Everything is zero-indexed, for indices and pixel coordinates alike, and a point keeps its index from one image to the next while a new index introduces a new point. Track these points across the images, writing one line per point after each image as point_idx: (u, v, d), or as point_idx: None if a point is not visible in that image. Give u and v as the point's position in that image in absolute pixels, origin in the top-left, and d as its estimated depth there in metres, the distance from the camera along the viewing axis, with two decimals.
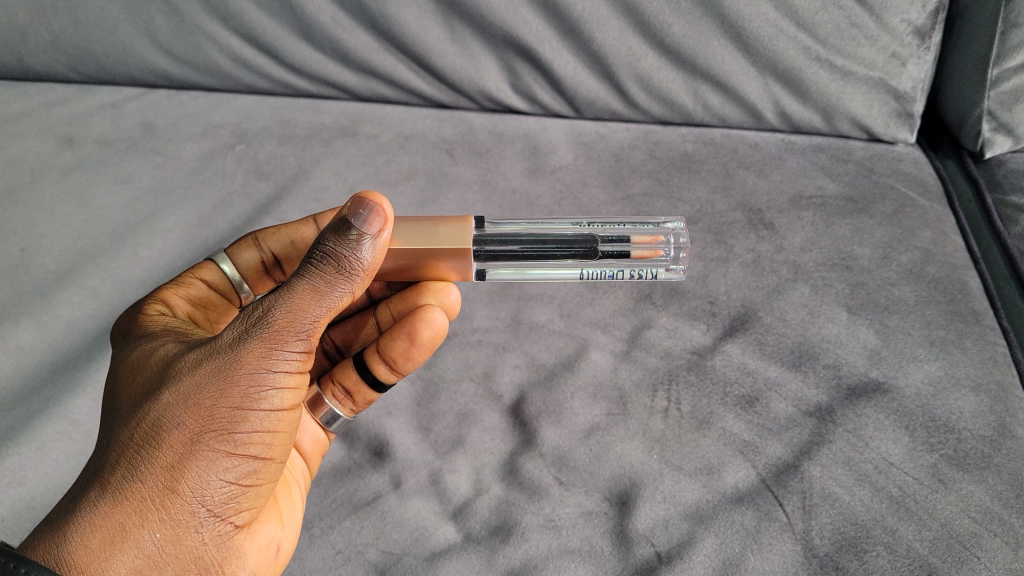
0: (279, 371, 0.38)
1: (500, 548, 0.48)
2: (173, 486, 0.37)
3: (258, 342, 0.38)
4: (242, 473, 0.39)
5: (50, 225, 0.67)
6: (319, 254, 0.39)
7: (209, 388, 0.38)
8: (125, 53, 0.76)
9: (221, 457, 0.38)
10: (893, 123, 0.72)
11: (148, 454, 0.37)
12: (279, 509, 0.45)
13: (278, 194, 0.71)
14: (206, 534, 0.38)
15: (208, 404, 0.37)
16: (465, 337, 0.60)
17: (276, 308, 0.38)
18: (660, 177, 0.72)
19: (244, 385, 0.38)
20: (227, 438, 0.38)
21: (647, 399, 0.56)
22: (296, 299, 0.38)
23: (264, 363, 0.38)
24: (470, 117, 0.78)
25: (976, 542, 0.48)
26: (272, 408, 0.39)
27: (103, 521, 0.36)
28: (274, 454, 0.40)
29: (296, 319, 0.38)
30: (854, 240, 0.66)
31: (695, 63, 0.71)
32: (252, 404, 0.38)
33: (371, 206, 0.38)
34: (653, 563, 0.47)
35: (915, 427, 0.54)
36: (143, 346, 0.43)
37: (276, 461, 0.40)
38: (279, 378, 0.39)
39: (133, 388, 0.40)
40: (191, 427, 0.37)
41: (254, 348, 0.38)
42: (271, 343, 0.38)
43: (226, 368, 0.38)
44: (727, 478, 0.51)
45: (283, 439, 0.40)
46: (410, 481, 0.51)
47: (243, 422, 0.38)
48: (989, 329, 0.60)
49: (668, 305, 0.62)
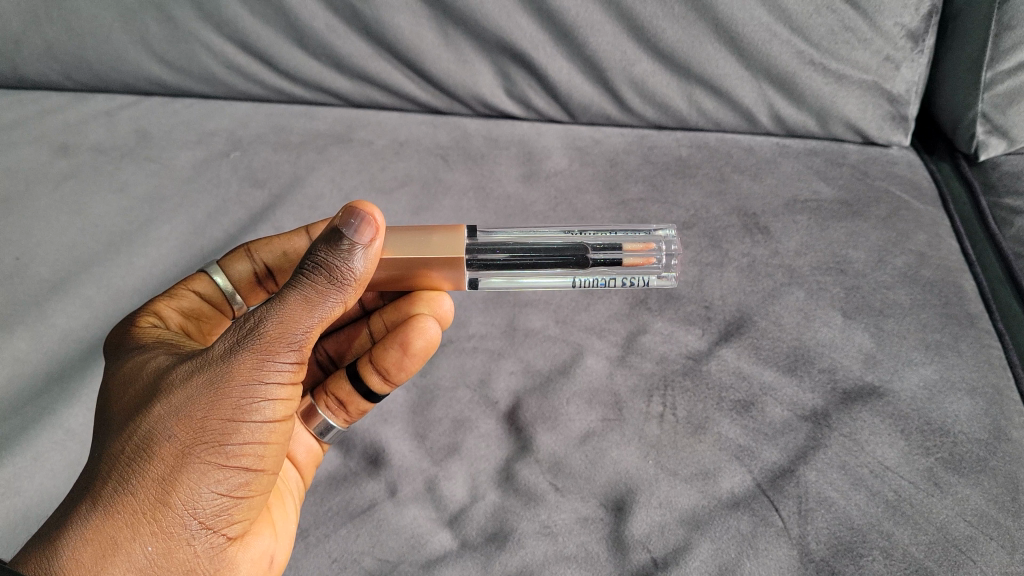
0: (270, 382, 0.38)
1: (496, 554, 0.48)
2: (164, 499, 0.37)
3: (249, 354, 0.38)
4: (234, 485, 0.39)
5: (46, 234, 0.68)
6: (311, 264, 0.38)
7: (200, 400, 0.38)
8: (120, 60, 0.76)
9: (213, 470, 0.38)
10: (887, 126, 0.73)
11: (139, 467, 0.37)
12: (273, 521, 0.45)
13: (273, 202, 0.71)
14: (199, 547, 0.39)
15: (199, 417, 0.37)
16: (461, 344, 0.60)
17: (268, 319, 0.38)
18: (655, 182, 0.72)
19: (235, 397, 0.38)
20: (219, 450, 0.38)
21: (642, 404, 0.56)
22: (287, 310, 0.38)
23: (256, 375, 0.38)
24: (465, 123, 0.78)
25: (973, 545, 0.48)
26: (264, 420, 0.39)
27: (94, 534, 0.36)
28: (266, 466, 0.40)
29: (288, 330, 0.38)
30: (849, 244, 0.66)
31: (688, 67, 0.71)
32: (244, 416, 0.38)
33: (363, 216, 0.38)
34: (650, 568, 0.47)
35: (910, 431, 0.54)
36: (136, 358, 0.43)
37: (269, 472, 0.40)
38: (270, 389, 0.39)
39: (126, 400, 0.40)
40: (183, 439, 0.37)
41: (245, 360, 0.38)
42: (262, 354, 0.38)
43: (218, 379, 0.38)
44: (723, 483, 0.51)
45: (276, 451, 0.40)
46: (405, 489, 0.51)
47: (234, 434, 0.38)
48: (984, 332, 0.60)
49: (663, 310, 0.62)
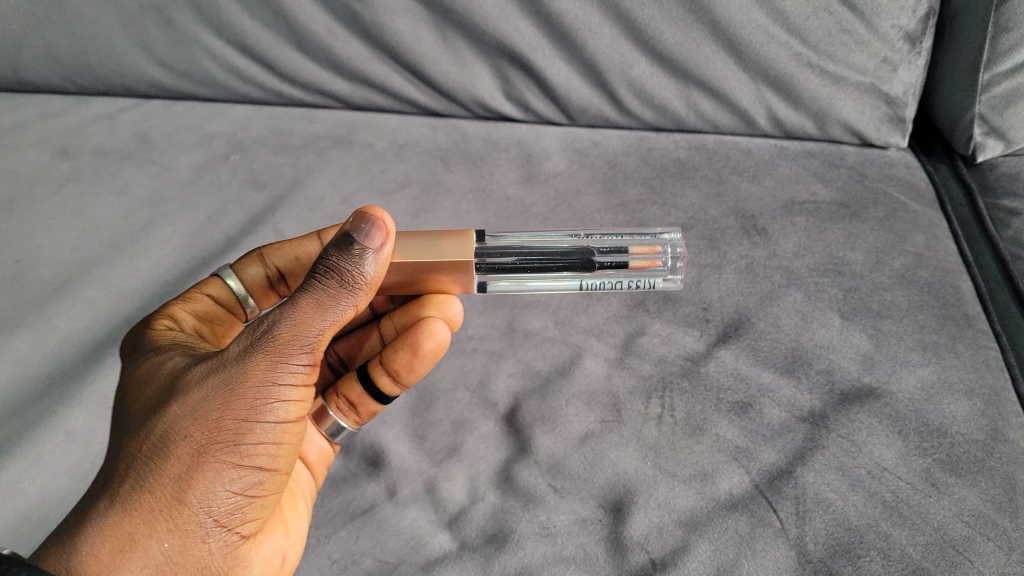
0: (286, 384, 0.39)
1: (496, 555, 0.48)
2: (181, 496, 0.37)
3: (264, 356, 0.38)
4: (248, 484, 0.39)
5: (47, 236, 0.68)
6: (323, 268, 0.38)
7: (215, 400, 0.38)
8: (121, 64, 0.77)
9: (228, 468, 0.38)
10: (885, 127, 0.73)
11: (156, 465, 0.37)
12: (285, 520, 0.45)
13: (273, 204, 0.72)
14: (212, 544, 0.39)
15: (215, 417, 0.38)
16: (461, 345, 0.60)
17: (280, 322, 0.38)
18: (654, 184, 0.73)
19: (251, 398, 0.38)
20: (234, 450, 0.38)
21: (641, 405, 0.56)
22: (300, 313, 0.38)
23: (271, 376, 0.38)
24: (464, 125, 0.79)
25: (970, 546, 0.49)
26: (279, 420, 0.39)
27: (112, 530, 0.36)
28: (280, 465, 0.40)
29: (301, 332, 0.38)
30: (847, 245, 0.66)
31: (687, 69, 0.71)
32: (259, 417, 0.38)
33: (372, 221, 0.39)
34: (649, 569, 0.48)
35: (908, 432, 0.54)
36: (152, 359, 0.43)
37: (282, 472, 0.40)
38: (286, 390, 0.39)
39: (143, 401, 0.40)
40: (199, 439, 0.38)
41: (260, 362, 0.38)
42: (276, 356, 0.38)
43: (234, 380, 0.38)
44: (721, 484, 0.52)
45: (289, 450, 0.41)
46: (405, 490, 0.52)
47: (249, 434, 0.38)
48: (981, 333, 0.60)
49: (661, 311, 0.62)
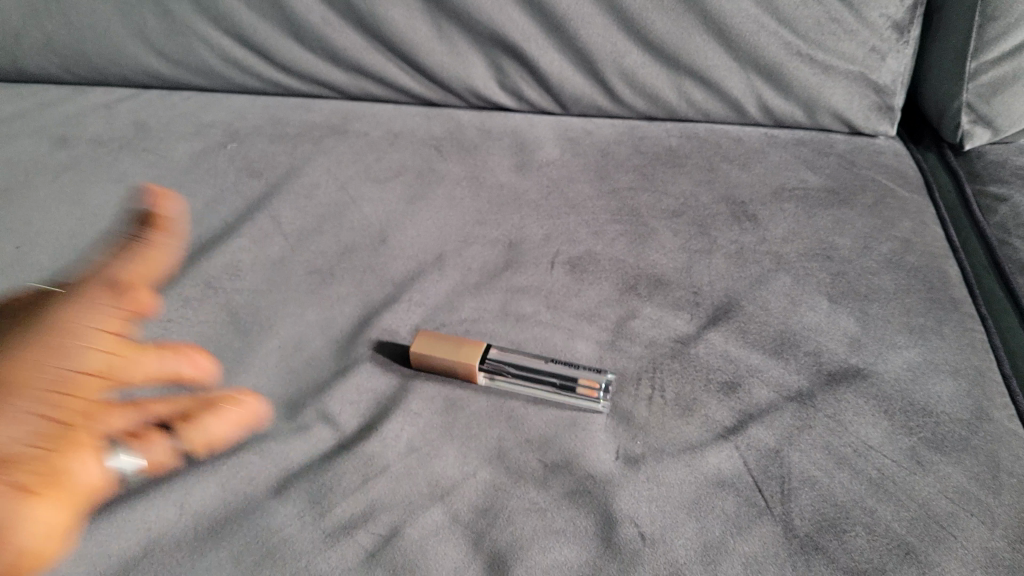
0: (83, 347, 0.54)
1: (487, 530, 0.49)
2: None
3: (86, 323, 0.56)
4: (21, 427, 0.49)
5: (45, 223, 0.69)
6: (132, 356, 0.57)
7: (37, 345, 0.53)
8: (119, 54, 0.80)
9: (19, 401, 0.50)
10: (874, 116, 0.74)
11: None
12: (71, 507, 0.49)
13: (270, 191, 0.73)
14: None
15: (20, 364, 0.52)
16: (454, 328, 0.61)
17: (94, 315, 0.56)
18: (646, 172, 0.74)
19: (56, 348, 0.53)
20: (27, 384, 0.51)
21: (631, 386, 0.57)
22: (97, 306, 0.57)
23: (81, 338, 0.54)
24: (458, 115, 0.81)
25: (954, 521, 0.49)
26: (72, 365, 0.53)
27: None
28: (61, 427, 0.50)
29: (110, 337, 0.55)
30: (835, 231, 0.67)
31: (678, 59, 0.72)
32: (66, 361, 0.53)
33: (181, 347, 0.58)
34: (638, 544, 0.48)
35: (893, 412, 0.55)
36: None
37: (62, 432, 0.50)
38: (83, 350, 0.54)
39: None
40: (21, 374, 0.52)
41: (83, 322, 0.55)
42: (97, 328, 0.55)
43: (44, 338, 0.54)
44: (709, 459, 0.53)
45: (61, 421, 0.50)
46: (398, 467, 0.53)
47: (46, 372, 0.52)
48: (967, 316, 0.61)
49: (652, 295, 0.63)
